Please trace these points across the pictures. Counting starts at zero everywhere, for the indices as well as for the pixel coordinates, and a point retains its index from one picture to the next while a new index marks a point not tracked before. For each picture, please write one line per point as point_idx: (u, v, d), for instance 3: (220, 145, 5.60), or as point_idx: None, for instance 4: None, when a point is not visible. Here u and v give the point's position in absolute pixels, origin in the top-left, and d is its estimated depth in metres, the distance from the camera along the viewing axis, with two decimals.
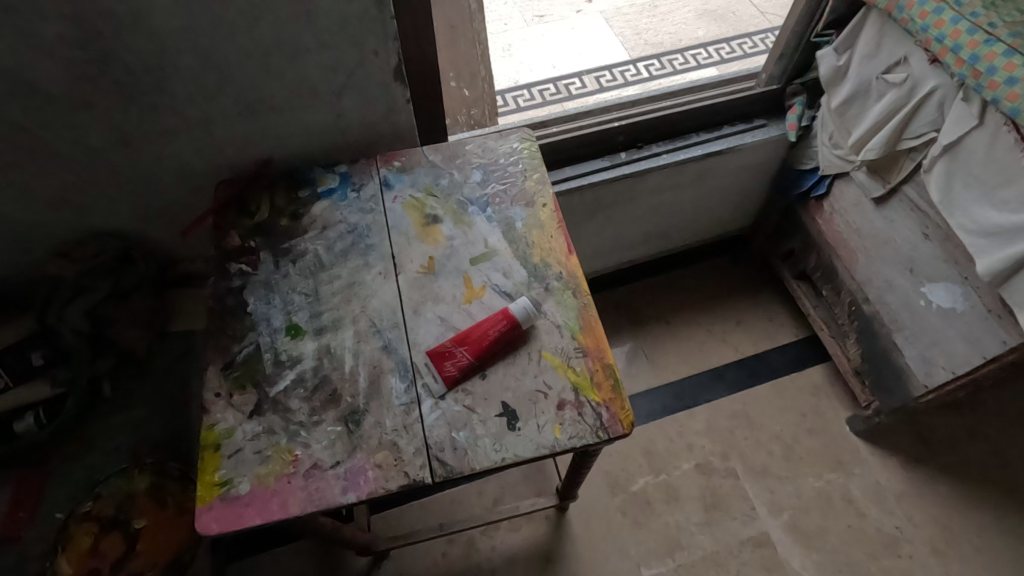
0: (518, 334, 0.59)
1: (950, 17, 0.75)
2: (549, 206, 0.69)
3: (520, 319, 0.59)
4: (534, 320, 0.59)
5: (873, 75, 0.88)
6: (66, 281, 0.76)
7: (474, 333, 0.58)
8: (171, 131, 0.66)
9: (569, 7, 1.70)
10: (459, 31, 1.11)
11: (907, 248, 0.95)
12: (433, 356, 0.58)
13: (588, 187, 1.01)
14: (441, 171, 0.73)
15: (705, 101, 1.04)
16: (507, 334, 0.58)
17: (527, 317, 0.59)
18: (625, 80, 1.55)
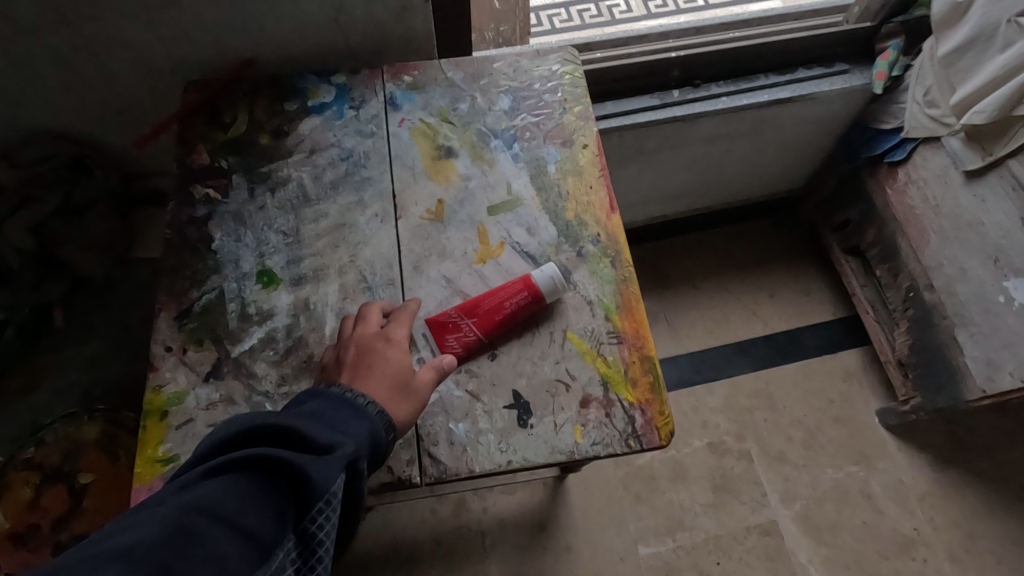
0: (542, 305, 0.48)
1: None
2: (591, 147, 0.56)
3: (544, 291, 0.47)
4: (561, 293, 0.48)
5: (1003, 17, 0.71)
6: (7, 190, 0.66)
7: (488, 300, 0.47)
8: (124, 11, 0.52)
9: None
10: None
11: (996, 234, 0.82)
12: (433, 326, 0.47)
13: (631, 128, 0.86)
14: (461, 92, 0.59)
15: (781, 36, 0.87)
16: (529, 305, 0.47)
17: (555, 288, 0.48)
18: (676, 7, 1.35)
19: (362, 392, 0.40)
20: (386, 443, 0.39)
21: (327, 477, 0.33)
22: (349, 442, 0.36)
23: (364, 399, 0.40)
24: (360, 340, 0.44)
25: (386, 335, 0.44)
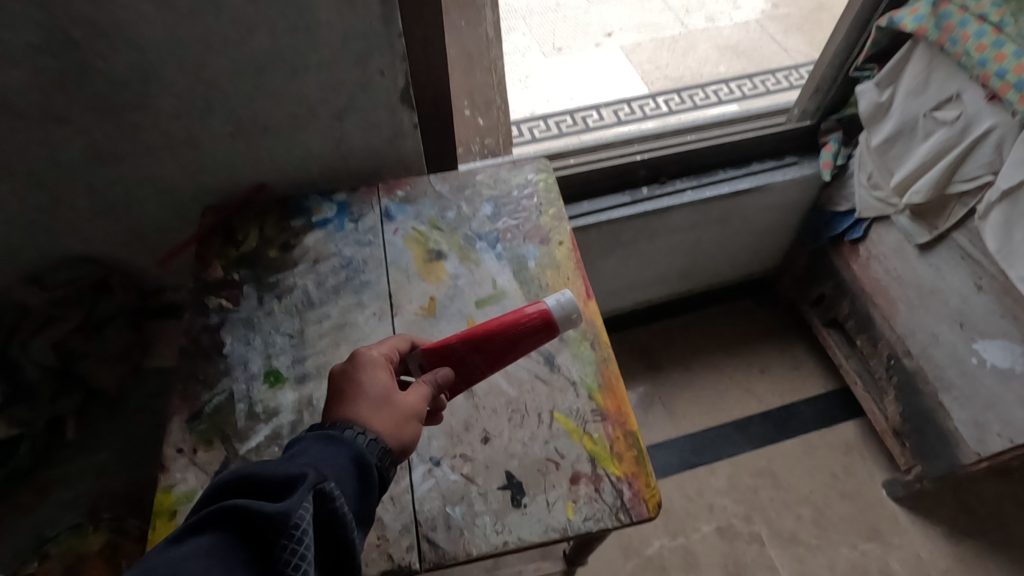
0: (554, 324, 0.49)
1: (1012, 50, 0.67)
2: (566, 244, 0.62)
3: (558, 321, 0.49)
4: (573, 321, 0.49)
5: (920, 112, 0.80)
6: (33, 310, 0.71)
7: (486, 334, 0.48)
8: (155, 152, 0.61)
9: (588, 40, 1.85)
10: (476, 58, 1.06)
11: (956, 299, 0.87)
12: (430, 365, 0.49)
13: (607, 223, 0.94)
14: (448, 202, 0.66)
15: (733, 137, 0.97)
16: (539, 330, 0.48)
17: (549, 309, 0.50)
18: (643, 113, 1.64)
19: (351, 424, 0.40)
20: (374, 468, 0.39)
21: (291, 506, 0.33)
22: (317, 470, 0.36)
23: (361, 432, 0.40)
24: (336, 374, 0.44)
25: (371, 364, 0.44)
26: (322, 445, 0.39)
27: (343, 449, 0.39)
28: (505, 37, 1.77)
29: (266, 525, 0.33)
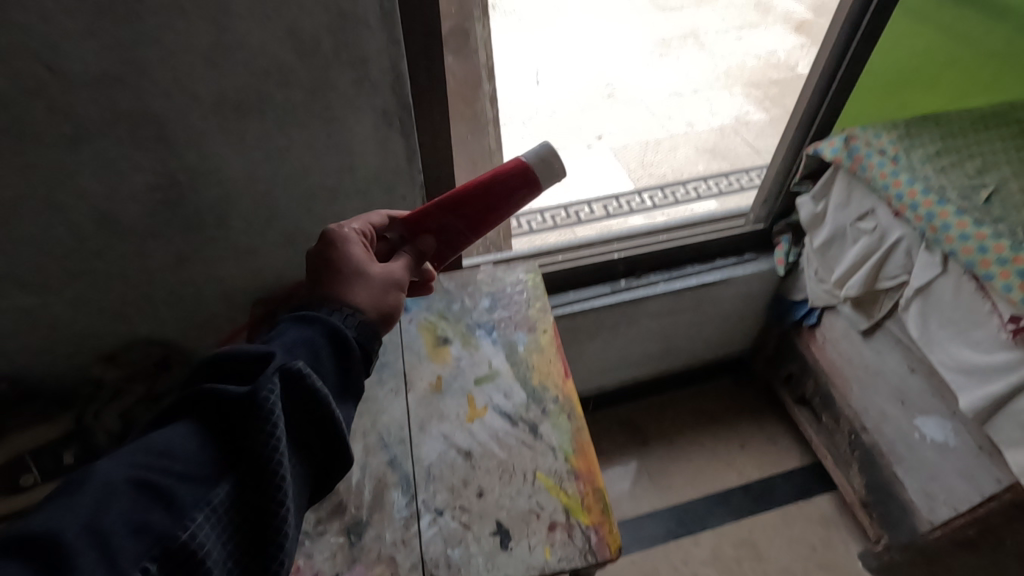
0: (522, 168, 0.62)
1: (905, 179, 0.84)
2: (549, 332, 0.76)
3: (530, 171, 0.61)
4: (544, 163, 0.62)
5: (846, 222, 0.97)
6: (106, 383, 0.83)
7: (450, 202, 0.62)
8: (223, 257, 0.77)
9: (581, 142, 2.07)
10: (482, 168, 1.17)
11: (897, 379, 0.98)
12: (406, 229, 0.64)
13: (590, 310, 1.08)
14: (454, 296, 0.81)
15: (700, 238, 1.13)
16: (513, 174, 0.61)
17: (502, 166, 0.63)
18: (630, 208, 1.84)
19: (332, 306, 0.49)
20: (352, 342, 0.47)
21: (257, 386, 0.40)
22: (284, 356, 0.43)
23: (342, 312, 0.49)
24: (318, 260, 0.53)
25: (340, 239, 0.54)
26: (297, 332, 0.46)
27: (315, 333, 0.46)
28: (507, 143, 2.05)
29: (239, 401, 0.40)
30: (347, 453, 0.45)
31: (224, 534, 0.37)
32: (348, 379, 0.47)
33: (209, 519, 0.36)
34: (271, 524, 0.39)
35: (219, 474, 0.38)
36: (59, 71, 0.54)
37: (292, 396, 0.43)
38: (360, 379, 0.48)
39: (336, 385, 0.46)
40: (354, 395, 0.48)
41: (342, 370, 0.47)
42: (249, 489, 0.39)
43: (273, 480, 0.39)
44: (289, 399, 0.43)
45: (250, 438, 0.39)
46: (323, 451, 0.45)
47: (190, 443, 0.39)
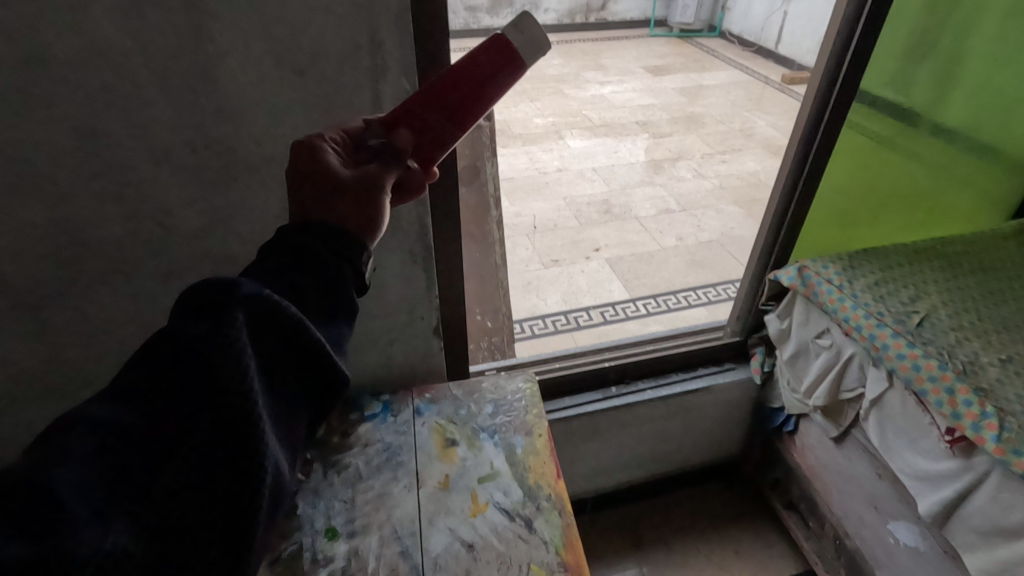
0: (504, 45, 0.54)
1: (849, 304, 0.99)
2: (544, 435, 0.87)
3: (511, 50, 0.54)
4: (526, 36, 0.54)
5: (808, 339, 1.10)
6: None
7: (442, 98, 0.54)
8: None
9: (580, 254, 2.26)
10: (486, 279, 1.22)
11: (868, 484, 1.07)
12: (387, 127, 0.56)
13: (584, 415, 1.19)
14: (461, 402, 0.93)
15: (682, 349, 1.26)
16: (496, 50, 0.54)
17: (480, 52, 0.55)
18: (625, 314, 1.95)
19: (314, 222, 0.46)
20: (337, 263, 0.44)
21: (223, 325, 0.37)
22: (249, 284, 0.39)
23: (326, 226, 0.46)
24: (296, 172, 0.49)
25: (316, 148, 0.50)
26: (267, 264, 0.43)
27: (286, 262, 0.43)
28: (513, 254, 2.25)
29: (201, 339, 0.36)
30: (338, 374, 0.43)
31: (202, 476, 0.34)
32: (333, 304, 0.44)
33: (176, 468, 0.34)
34: (246, 461, 0.35)
35: (183, 419, 0.35)
36: (167, 227, 0.71)
37: (261, 322, 0.39)
38: (349, 297, 0.45)
39: (314, 308, 0.43)
40: (341, 317, 0.44)
41: (321, 292, 0.43)
42: (220, 432, 0.35)
43: (246, 418, 0.36)
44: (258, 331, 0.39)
45: (214, 376, 0.36)
46: (314, 374, 0.42)
47: (149, 388, 0.35)
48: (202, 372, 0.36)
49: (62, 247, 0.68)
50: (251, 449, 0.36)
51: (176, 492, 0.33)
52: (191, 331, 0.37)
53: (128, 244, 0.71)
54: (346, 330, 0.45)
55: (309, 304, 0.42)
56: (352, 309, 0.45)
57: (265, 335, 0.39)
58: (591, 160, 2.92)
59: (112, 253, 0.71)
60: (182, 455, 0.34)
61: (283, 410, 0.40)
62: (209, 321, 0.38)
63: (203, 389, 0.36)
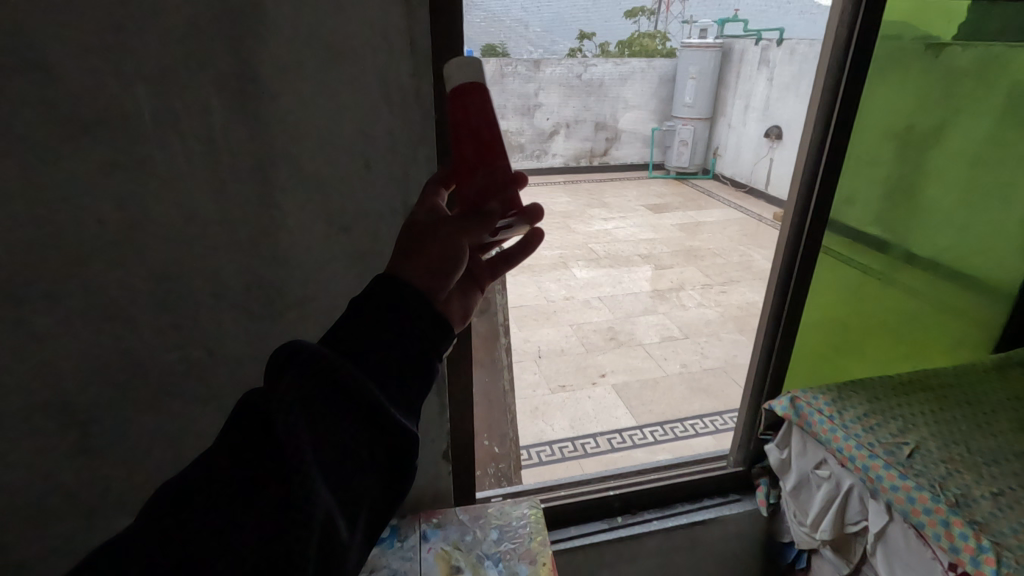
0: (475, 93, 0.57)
1: (841, 435, 1.04)
2: (547, 564, 0.88)
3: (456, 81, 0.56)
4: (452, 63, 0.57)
5: (808, 469, 1.13)
6: None
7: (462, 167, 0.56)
8: None
9: (587, 379, 2.32)
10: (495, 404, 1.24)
11: None
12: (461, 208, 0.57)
13: (590, 545, 1.18)
14: (467, 528, 0.95)
15: (686, 478, 1.27)
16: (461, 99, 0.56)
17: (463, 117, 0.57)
18: (633, 441, 1.95)
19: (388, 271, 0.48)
20: (387, 316, 0.44)
21: (279, 392, 0.37)
22: (307, 344, 0.40)
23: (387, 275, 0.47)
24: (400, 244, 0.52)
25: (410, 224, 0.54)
26: (342, 320, 0.44)
27: (358, 319, 0.44)
28: (521, 379, 2.32)
29: (264, 403, 0.38)
30: (405, 434, 0.41)
31: (264, 537, 0.34)
32: (401, 364, 0.43)
33: (234, 524, 0.34)
34: (301, 521, 0.34)
35: (247, 482, 0.35)
36: (215, 355, 0.80)
37: (317, 380, 0.38)
38: (418, 356, 0.44)
39: (383, 368, 0.42)
40: (411, 376, 0.44)
41: (392, 352, 0.43)
42: (276, 495, 0.35)
43: (299, 471, 0.35)
44: (316, 391, 0.38)
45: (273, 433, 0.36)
46: (378, 434, 0.40)
47: (222, 454, 0.37)
48: (264, 433, 0.37)
49: (122, 373, 0.77)
50: (303, 509, 0.35)
51: (229, 546, 0.33)
52: (256, 400, 0.38)
53: (178, 370, 0.79)
54: (417, 391, 0.44)
55: (376, 364, 0.42)
56: (427, 369, 0.45)
57: (322, 392, 0.38)
58: (596, 290, 3.08)
59: (164, 379, 0.79)
60: (244, 518, 0.34)
61: (348, 473, 0.38)
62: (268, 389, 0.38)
63: (265, 453, 0.36)
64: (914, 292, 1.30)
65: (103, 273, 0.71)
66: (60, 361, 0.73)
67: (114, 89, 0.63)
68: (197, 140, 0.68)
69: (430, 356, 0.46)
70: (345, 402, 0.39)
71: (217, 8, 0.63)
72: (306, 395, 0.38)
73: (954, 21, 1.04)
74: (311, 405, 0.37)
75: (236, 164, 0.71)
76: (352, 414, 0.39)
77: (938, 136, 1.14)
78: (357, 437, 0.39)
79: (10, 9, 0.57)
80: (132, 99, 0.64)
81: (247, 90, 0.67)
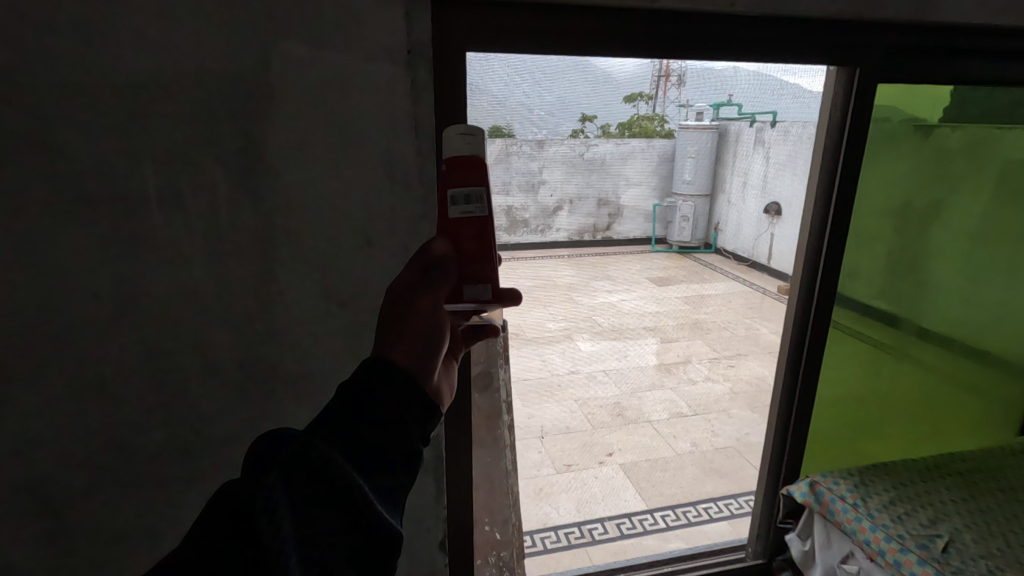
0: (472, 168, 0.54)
1: (868, 525, 1.02)
2: None
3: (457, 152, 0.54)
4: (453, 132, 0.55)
5: (833, 562, 1.09)
6: None
7: (470, 246, 0.54)
8: None
9: (593, 459, 2.22)
10: (496, 487, 1.11)
11: None
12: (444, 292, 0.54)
13: None
14: None
15: (702, 570, 1.18)
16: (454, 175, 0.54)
17: (477, 198, 0.53)
18: (643, 527, 1.84)
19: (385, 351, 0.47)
20: (382, 397, 0.42)
21: (261, 489, 0.34)
22: (292, 432, 0.38)
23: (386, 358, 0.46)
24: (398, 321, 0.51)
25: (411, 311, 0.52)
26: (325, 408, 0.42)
27: (341, 409, 0.41)
28: (524, 458, 2.22)
29: (244, 491, 0.34)
30: (390, 532, 0.37)
31: None
32: (389, 459, 0.40)
33: None
34: None
35: None
36: (202, 435, 0.77)
37: (302, 470, 0.36)
38: (407, 449, 0.41)
39: (370, 459, 0.40)
40: (398, 470, 0.41)
41: (377, 441, 0.40)
42: None
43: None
44: (301, 488, 0.36)
45: (252, 534, 0.33)
46: (363, 535, 0.37)
47: (190, 553, 0.32)
48: (241, 532, 0.33)
49: (101, 454, 0.73)
50: None
51: None
52: (232, 491, 0.34)
53: (162, 452, 0.75)
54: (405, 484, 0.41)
55: (361, 454, 0.39)
56: (414, 454, 0.42)
57: (306, 485, 0.36)
58: (601, 364, 3.02)
59: (144, 460, 0.75)
60: None
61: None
62: (248, 479, 0.35)
63: (243, 554, 0.32)
64: (933, 366, 1.25)
65: (93, 349, 0.69)
66: (39, 442, 0.70)
67: (121, 167, 0.64)
68: (199, 216, 0.68)
69: (417, 443, 0.42)
70: (331, 495, 0.36)
71: (229, 93, 0.65)
72: (289, 486, 0.35)
73: (943, 104, 1.05)
74: (295, 500, 0.35)
75: (237, 239, 0.71)
76: (339, 510, 0.36)
77: (938, 213, 1.15)
78: (341, 540, 0.36)
79: (28, 93, 0.60)
80: (139, 176, 0.65)
81: (253, 170, 0.69)
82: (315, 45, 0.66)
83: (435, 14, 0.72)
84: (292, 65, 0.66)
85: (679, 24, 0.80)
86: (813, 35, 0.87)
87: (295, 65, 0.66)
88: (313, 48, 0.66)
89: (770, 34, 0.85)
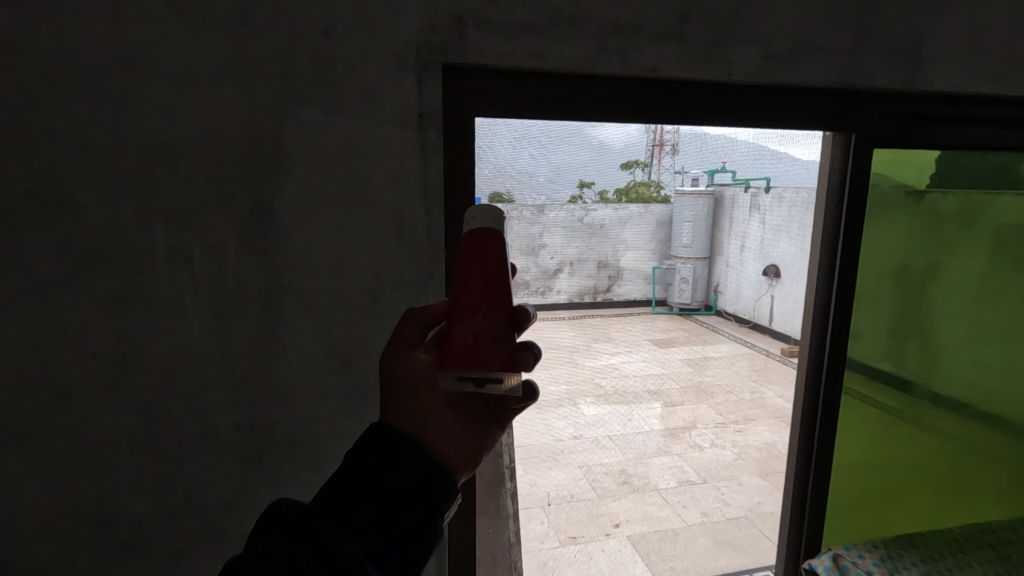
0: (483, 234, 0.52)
1: None
2: None
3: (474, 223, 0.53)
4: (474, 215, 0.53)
5: None
6: None
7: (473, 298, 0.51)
8: None
9: (599, 530, 2.11)
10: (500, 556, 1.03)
11: None
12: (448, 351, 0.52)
13: None
14: None
15: None
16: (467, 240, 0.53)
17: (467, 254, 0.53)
18: None
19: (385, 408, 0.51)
20: (387, 466, 0.45)
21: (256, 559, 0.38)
22: (293, 502, 0.41)
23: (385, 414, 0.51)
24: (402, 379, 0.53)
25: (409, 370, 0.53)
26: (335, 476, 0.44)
27: (353, 473, 0.45)
28: (527, 528, 2.12)
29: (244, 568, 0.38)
30: None
31: None
32: (396, 523, 0.43)
33: None
34: None
35: None
36: (191, 501, 0.73)
37: (298, 540, 0.39)
38: (412, 514, 0.44)
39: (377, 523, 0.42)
40: (407, 533, 0.43)
41: (383, 507, 0.43)
42: None
43: None
44: (297, 552, 0.38)
45: None
46: None
47: None
48: None
49: (85, 521, 0.69)
50: None
51: None
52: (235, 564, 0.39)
53: (149, 520, 0.71)
54: (410, 550, 0.43)
55: (367, 519, 0.42)
56: (421, 521, 0.44)
57: (298, 553, 0.38)
58: (604, 428, 2.94)
59: (130, 528, 0.71)
60: None
61: None
62: (252, 549, 0.39)
63: None
64: (951, 432, 1.22)
65: (87, 410, 0.67)
66: (23, 508, 0.67)
67: (133, 225, 0.65)
68: (205, 272, 0.68)
69: (424, 510, 0.45)
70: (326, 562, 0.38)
71: (243, 154, 0.67)
72: (282, 557, 0.38)
73: (930, 170, 1.07)
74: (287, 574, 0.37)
75: (242, 297, 0.70)
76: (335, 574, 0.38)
77: (938, 274, 1.15)
78: None
79: (47, 153, 0.61)
80: (148, 233, 0.65)
81: (260, 228, 0.69)
82: (330, 110, 0.69)
83: (445, 82, 0.75)
84: (306, 130, 0.68)
85: (679, 91, 0.84)
86: (809, 103, 0.90)
87: (309, 129, 0.68)
88: (328, 113, 0.69)
89: (767, 101, 0.88)
